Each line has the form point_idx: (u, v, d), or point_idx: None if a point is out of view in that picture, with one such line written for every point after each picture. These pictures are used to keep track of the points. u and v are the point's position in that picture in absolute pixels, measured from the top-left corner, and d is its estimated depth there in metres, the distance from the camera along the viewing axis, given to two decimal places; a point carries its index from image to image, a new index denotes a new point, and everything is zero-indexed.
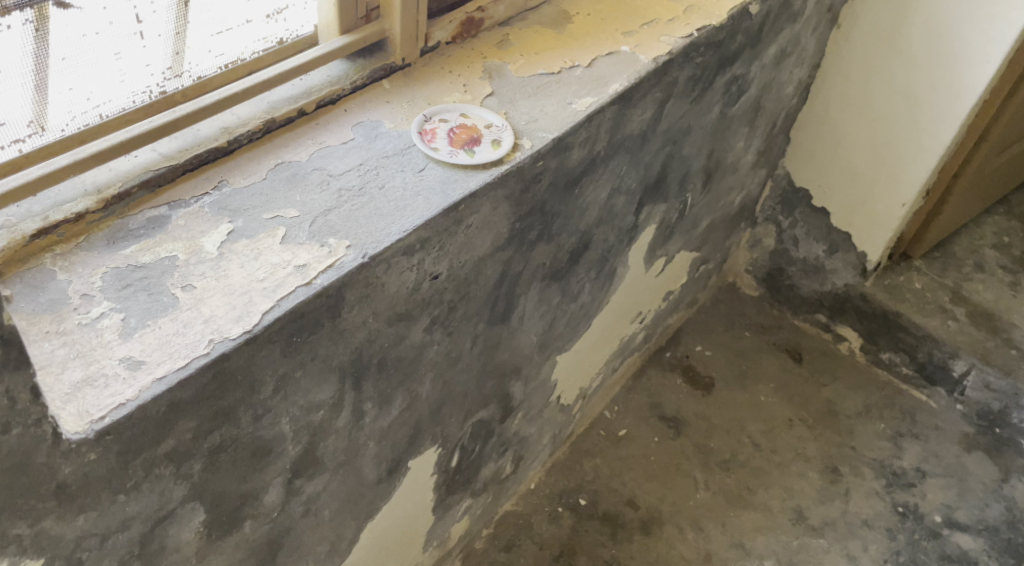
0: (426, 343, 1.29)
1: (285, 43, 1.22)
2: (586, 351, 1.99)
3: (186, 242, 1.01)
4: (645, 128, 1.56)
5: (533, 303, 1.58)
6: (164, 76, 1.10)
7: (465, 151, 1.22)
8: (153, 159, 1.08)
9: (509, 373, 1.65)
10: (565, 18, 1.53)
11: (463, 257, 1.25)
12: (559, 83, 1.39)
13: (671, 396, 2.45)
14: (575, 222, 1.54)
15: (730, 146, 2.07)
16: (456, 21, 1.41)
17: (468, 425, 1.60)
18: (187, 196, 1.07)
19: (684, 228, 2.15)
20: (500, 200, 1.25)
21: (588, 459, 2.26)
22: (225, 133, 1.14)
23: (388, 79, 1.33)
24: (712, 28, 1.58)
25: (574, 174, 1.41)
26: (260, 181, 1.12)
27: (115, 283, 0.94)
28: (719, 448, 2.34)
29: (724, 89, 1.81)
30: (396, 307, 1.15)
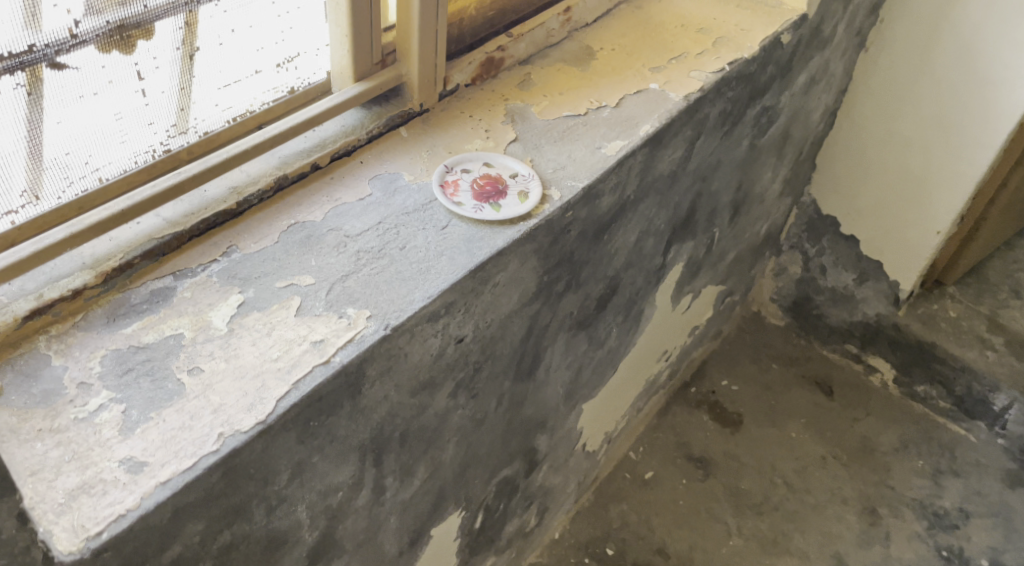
0: (450, 409, 1.20)
1: (296, 92, 1.18)
2: (612, 396, 1.89)
3: (193, 317, 0.93)
4: (675, 167, 1.48)
5: (560, 353, 1.49)
6: (169, 134, 1.06)
7: (490, 205, 1.14)
8: (156, 225, 1.00)
9: (535, 427, 1.56)
10: (588, 54, 1.46)
11: (489, 316, 1.16)
12: (587, 126, 1.30)
13: (698, 435, 2.35)
14: (603, 268, 1.45)
15: (758, 178, 1.99)
16: (476, 62, 1.33)
17: (492, 484, 1.51)
18: (194, 264, 0.99)
19: (712, 262, 2.04)
20: (528, 255, 1.16)
21: (615, 504, 2.16)
22: (235, 193, 1.07)
23: (406, 126, 1.25)
24: (744, 61, 1.50)
25: (603, 220, 1.33)
26: (272, 245, 1.04)
27: (115, 368, 0.86)
28: (750, 489, 2.24)
29: (754, 121, 1.72)
30: (419, 376, 1.07)
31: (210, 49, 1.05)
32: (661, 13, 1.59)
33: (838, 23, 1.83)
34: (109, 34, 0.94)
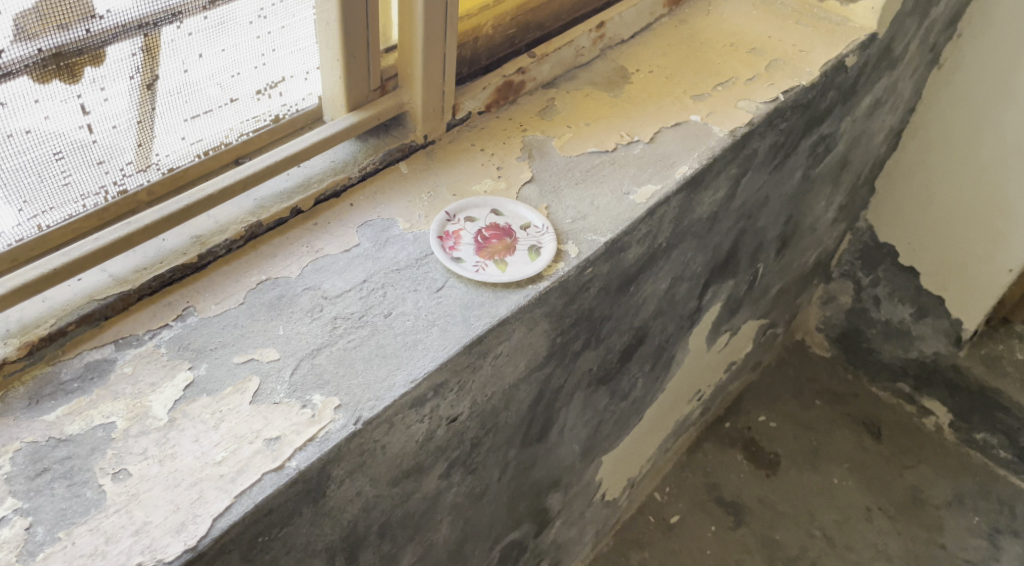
0: (443, 489, 1.05)
1: (281, 119, 1.04)
2: (637, 444, 1.72)
3: (130, 401, 0.80)
4: (716, 208, 1.30)
5: (577, 411, 1.32)
6: (125, 172, 0.92)
7: (495, 263, 0.98)
8: (101, 282, 0.87)
9: (545, 488, 1.40)
10: (621, 76, 1.29)
11: (490, 389, 1.01)
12: (614, 165, 1.14)
13: (731, 477, 2.17)
14: (629, 320, 1.27)
15: (810, 208, 1.79)
16: (493, 87, 1.16)
17: (496, 551, 1.37)
18: (139, 331, 0.86)
19: (754, 298, 1.85)
20: (537, 320, 1.00)
21: (636, 551, 2.00)
22: (197, 244, 0.92)
23: (407, 161, 1.09)
24: (801, 89, 1.31)
25: (630, 272, 1.16)
26: (236, 308, 0.89)
27: (27, 467, 0.74)
28: (786, 542, 2.06)
29: (809, 151, 1.53)
30: (400, 465, 0.92)
31: (174, 76, 0.90)
32: (708, 29, 1.41)
33: (910, 41, 1.63)
34: (44, 64, 0.80)
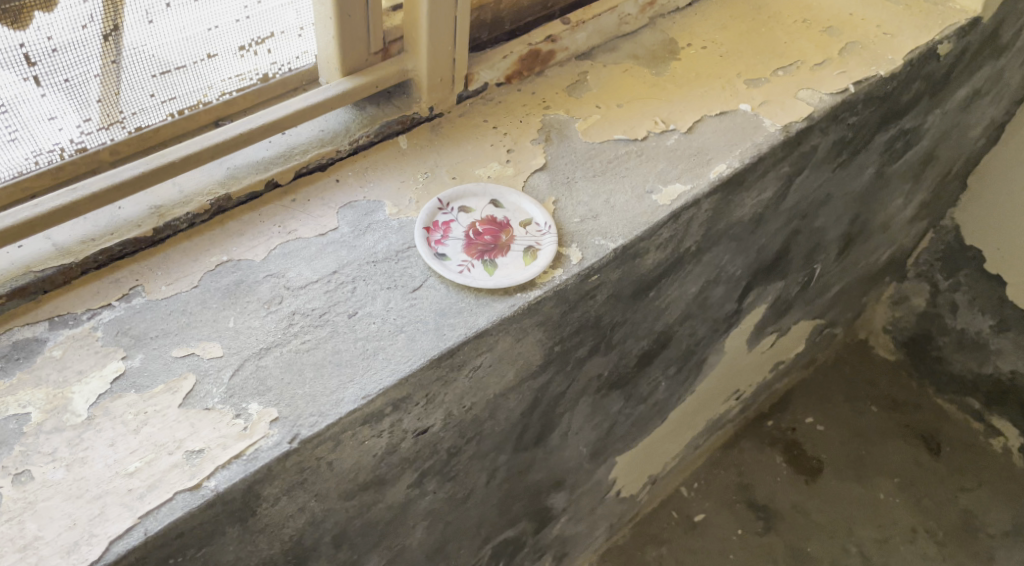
0: (413, 498, 0.96)
1: (269, 80, 0.94)
2: (660, 442, 1.59)
3: (51, 390, 0.74)
4: (762, 210, 1.16)
5: (584, 416, 1.21)
6: (84, 129, 0.84)
7: (483, 264, 0.88)
8: (43, 252, 0.80)
9: (546, 488, 1.30)
10: (669, 51, 1.15)
11: (469, 400, 0.91)
12: (641, 157, 1.01)
13: (767, 479, 2.01)
14: (649, 326, 1.15)
15: (884, 207, 1.61)
16: (516, 55, 1.05)
17: (486, 549, 1.27)
18: (77, 309, 0.79)
19: (809, 299, 1.69)
20: (527, 330, 0.89)
21: (653, 547, 1.87)
22: (155, 216, 0.84)
23: (407, 135, 0.99)
24: (877, 80, 1.14)
25: (647, 278, 1.03)
26: (187, 292, 0.81)
27: None
28: (817, 555, 1.90)
29: (884, 147, 1.36)
30: (355, 478, 0.84)
31: (137, 27, 0.81)
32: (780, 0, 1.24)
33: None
34: None
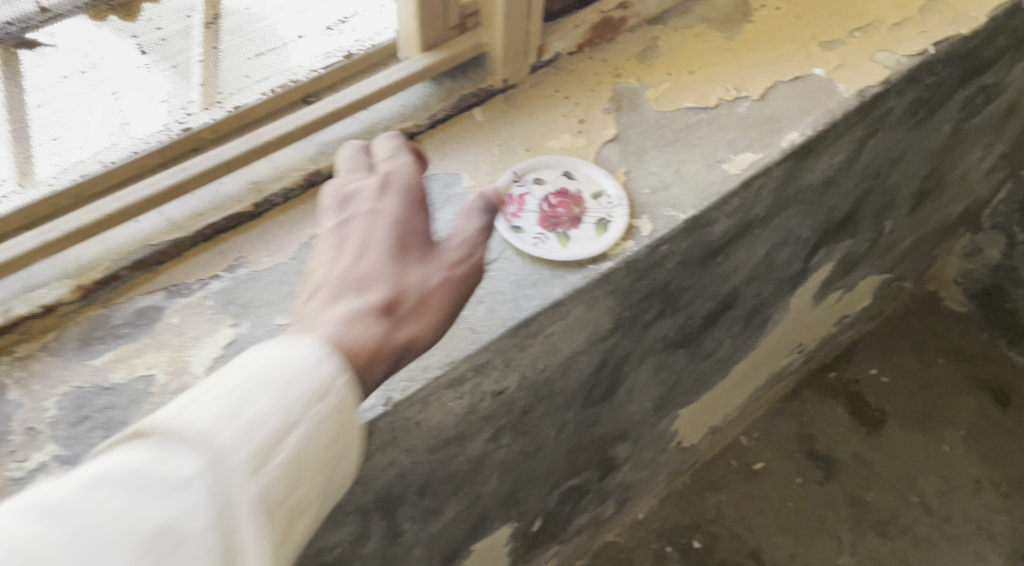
0: (489, 451, 1.03)
1: (353, 57, 0.99)
2: (723, 394, 1.63)
3: (172, 353, 0.81)
4: (833, 173, 1.17)
5: (649, 373, 1.25)
6: (188, 110, 0.90)
7: (556, 236, 0.92)
8: (157, 227, 0.88)
9: (612, 440, 1.36)
10: (742, 13, 1.15)
11: (543, 363, 0.97)
12: (712, 126, 1.03)
13: (827, 429, 2.03)
14: (715, 288, 1.19)
15: (961, 161, 1.58)
16: (587, 24, 1.07)
17: (554, 495, 1.35)
18: (189, 279, 0.86)
19: (878, 254, 1.69)
20: (599, 298, 0.94)
21: (712, 493, 1.92)
22: (254, 191, 0.91)
23: (482, 107, 1.03)
24: (958, 39, 1.12)
25: (714, 245, 1.06)
26: (286, 263, 0.88)
27: (70, 413, 0.77)
28: (878, 503, 1.92)
29: (963, 104, 1.33)
30: (439, 435, 0.91)
31: None
32: None
33: None
34: None
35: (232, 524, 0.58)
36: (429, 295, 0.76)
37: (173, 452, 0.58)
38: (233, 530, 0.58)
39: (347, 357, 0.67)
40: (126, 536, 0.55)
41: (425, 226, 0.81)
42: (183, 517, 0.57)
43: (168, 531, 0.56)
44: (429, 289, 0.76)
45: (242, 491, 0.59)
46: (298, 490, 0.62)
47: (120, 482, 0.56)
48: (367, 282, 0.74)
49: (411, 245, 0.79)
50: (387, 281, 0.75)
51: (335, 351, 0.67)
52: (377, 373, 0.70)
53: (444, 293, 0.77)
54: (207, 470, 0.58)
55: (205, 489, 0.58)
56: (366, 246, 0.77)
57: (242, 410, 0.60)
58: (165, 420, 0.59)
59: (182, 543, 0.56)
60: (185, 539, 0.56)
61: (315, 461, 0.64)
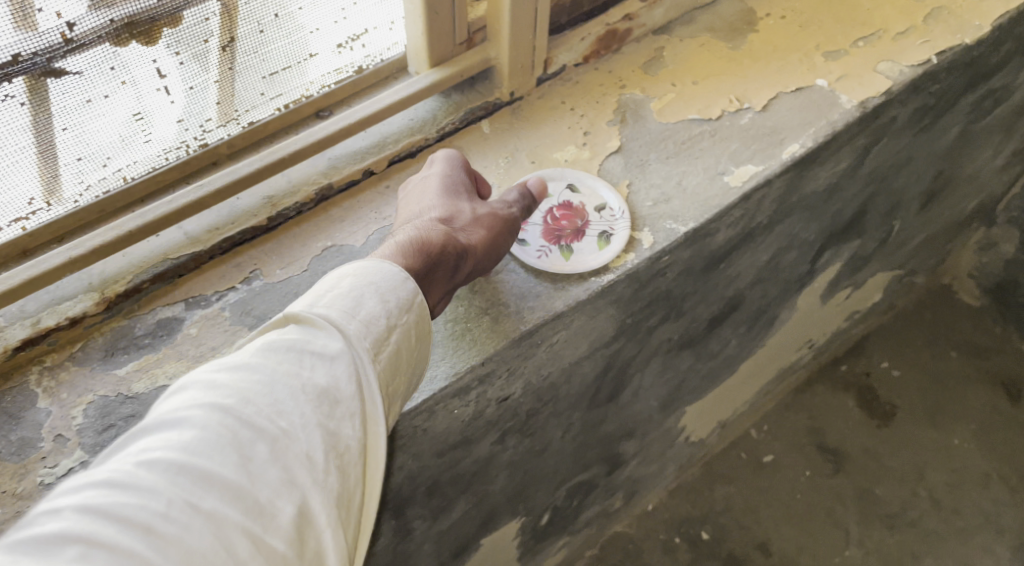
0: (496, 453, 1.07)
1: (364, 71, 1.01)
2: (731, 390, 1.66)
3: (192, 364, 0.86)
4: (837, 180, 1.19)
5: (654, 374, 1.28)
6: (205, 127, 0.93)
7: (559, 249, 0.95)
8: (175, 241, 0.92)
9: (619, 437, 1.39)
10: (747, 22, 1.17)
11: (547, 370, 1.00)
12: (715, 138, 1.05)
13: (838, 422, 1.94)
14: (719, 292, 1.21)
15: (972, 161, 1.58)
16: (593, 36, 1.09)
17: (562, 490, 1.38)
18: (207, 291, 0.91)
19: (888, 252, 1.70)
20: (601, 308, 0.97)
21: (721, 485, 1.85)
22: (268, 206, 0.95)
23: (490, 119, 1.06)
24: (962, 48, 1.14)
25: (717, 253, 1.09)
26: (299, 275, 0.92)
27: (96, 421, 0.82)
28: (886, 496, 1.84)
29: (971, 107, 1.34)
30: (447, 440, 0.95)
31: (250, 36, 0.88)
32: None
33: None
34: (117, 32, 0.80)
35: (367, 396, 0.68)
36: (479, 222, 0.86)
37: (319, 333, 0.67)
38: (369, 400, 0.68)
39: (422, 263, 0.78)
40: (299, 392, 0.63)
41: (469, 169, 0.93)
42: (335, 382, 0.65)
43: (330, 393, 0.65)
44: (479, 215, 0.87)
45: (373, 369, 0.69)
46: (400, 377, 0.73)
47: (286, 350, 0.65)
48: (426, 216, 0.85)
49: (460, 187, 0.90)
50: (440, 210, 0.86)
51: (399, 253, 0.78)
52: (440, 272, 0.81)
53: (491, 220, 0.87)
54: (348, 348, 0.68)
55: (349, 364, 0.67)
56: (420, 192, 0.89)
57: (364, 304, 0.70)
58: (308, 307, 0.69)
59: (339, 404, 0.65)
60: (338, 400, 0.65)
61: (414, 351, 0.74)
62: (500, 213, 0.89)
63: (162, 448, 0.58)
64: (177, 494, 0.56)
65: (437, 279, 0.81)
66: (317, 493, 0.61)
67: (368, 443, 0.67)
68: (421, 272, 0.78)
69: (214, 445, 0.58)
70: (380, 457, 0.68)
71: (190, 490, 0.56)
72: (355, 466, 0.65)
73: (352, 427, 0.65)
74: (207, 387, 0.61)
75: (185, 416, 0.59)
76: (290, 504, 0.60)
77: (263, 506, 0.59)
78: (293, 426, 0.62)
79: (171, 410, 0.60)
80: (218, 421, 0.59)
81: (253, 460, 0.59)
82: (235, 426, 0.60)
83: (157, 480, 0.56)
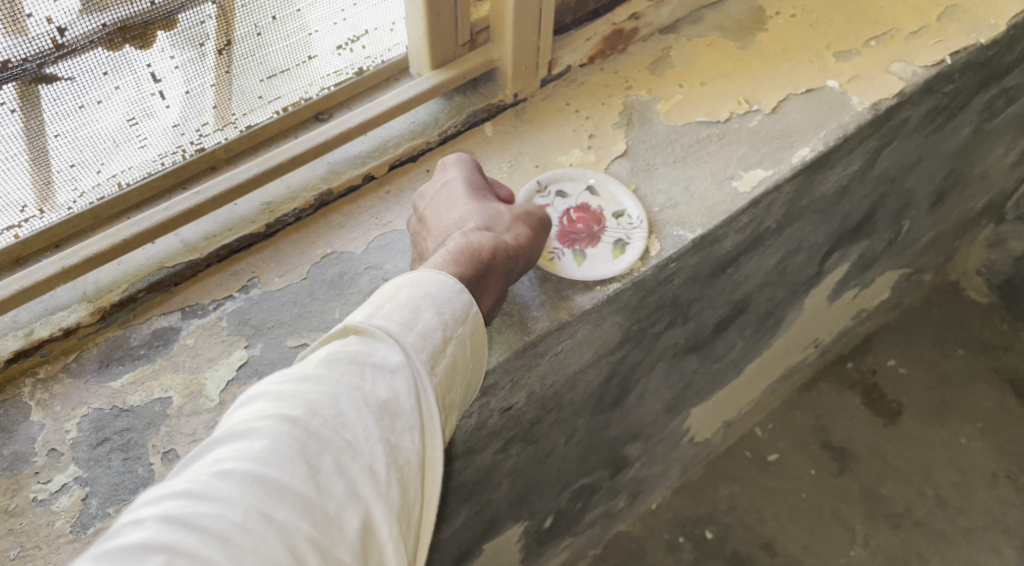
0: (499, 461, 1.05)
1: (364, 73, 0.99)
2: (736, 390, 1.64)
3: (187, 376, 0.84)
4: (847, 183, 1.16)
5: (659, 378, 1.27)
6: (202, 132, 0.91)
7: (573, 253, 0.94)
8: (172, 248, 0.90)
9: (623, 440, 1.37)
10: (756, 20, 1.14)
11: (550, 379, 0.98)
12: (723, 141, 1.03)
13: (843, 421, 1.85)
14: (726, 296, 1.19)
15: (983, 159, 1.55)
16: (599, 36, 1.07)
17: (565, 494, 1.37)
18: (204, 300, 0.89)
19: (897, 251, 1.68)
20: (606, 316, 0.95)
21: (725, 483, 1.78)
22: (266, 212, 0.93)
23: (493, 122, 1.04)
24: (977, 48, 1.11)
25: (725, 258, 1.07)
26: (297, 284, 0.90)
27: (90, 435, 0.81)
28: (891, 496, 1.75)
29: (984, 106, 1.31)
30: (448, 451, 0.93)
31: (247, 40, 0.86)
32: None
33: None
34: (110, 37, 0.78)
35: (426, 409, 0.66)
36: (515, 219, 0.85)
37: (379, 345, 0.66)
38: (427, 413, 0.66)
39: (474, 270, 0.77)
40: (363, 404, 0.62)
41: (487, 170, 0.91)
42: (396, 395, 0.63)
43: (392, 405, 0.63)
44: (513, 212, 0.86)
45: (430, 382, 0.67)
46: (455, 389, 0.71)
47: (349, 362, 0.63)
48: (463, 221, 0.83)
49: (484, 187, 0.88)
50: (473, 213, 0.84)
51: (452, 263, 0.76)
52: (494, 277, 0.79)
53: (529, 215, 0.86)
54: (407, 360, 0.66)
55: (409, 377, 0.65)
56: (446, 198, 0.86)
57: (420, 316, 0.68)
58: (366, 319, 0.67)
59: (400, 417, 0.63)
60: (399, 412, 0.63)
61: (468, 363, 0.72)
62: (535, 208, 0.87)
63: (235, 458, 0.56)
64: (253, 503, 0.54)
65: (490, 283, 0.79)
66: (380, 505, 0.60)
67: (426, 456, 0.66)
68: (472, 279, 0.76)
69: (284, 457, 0.57)
70: (439, 471, 0.66)
71: (263, 501, 0.55)
72: (415, 479, 0.63)
73: (414, 440, 0.63)
74: (275, 399, 0.60)
75: (254, 428, 0.58)
76: (357, 516, 0.58)
77: (331, 518, 0.57)
78: (358, 438, 0.60)
79: (241, 421, 0.59)
80: (288, 432, 0.58)
81: (321, 472, 0.58)
82: (304, 437, 0.58)
83: (232, 489, 0.55)
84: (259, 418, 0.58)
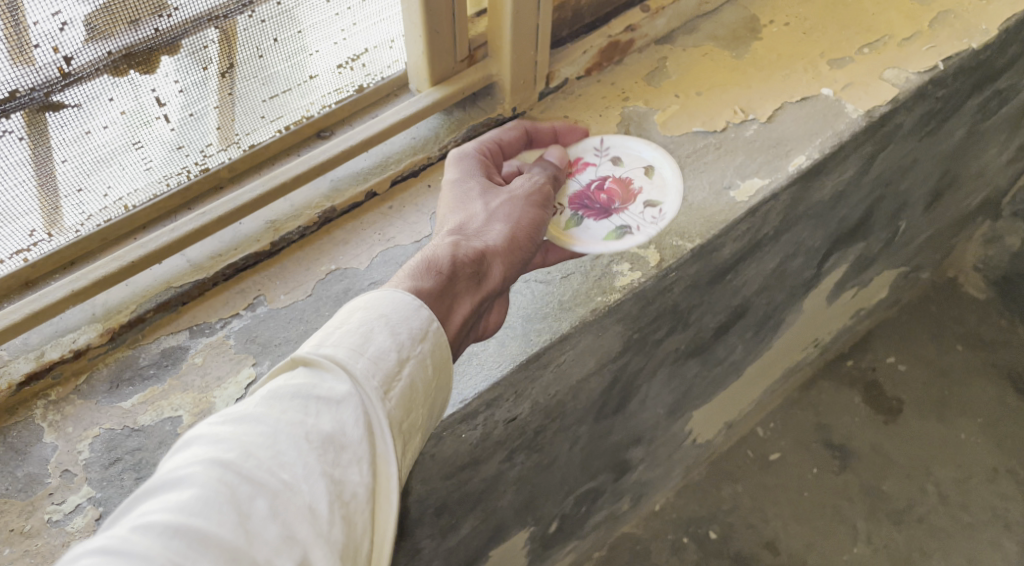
0: (503, 470, 1.07)
1: (365, 90, 1.00)
2: (737, 391, 1.65)
3: (197, 395, 0.85)
4: (843, 188, 1.18)
5: (661, 383, 1.28)
6: (206, 153, 0.92)
7: (570, 216, 0.97)
8: (178, 269, 0.91)
9: (626, 444, 1.38)
10: (750, 29, 1.16)
11: (554, 388, 1.00)
12: (720, 151, 1.04)
13: (846, 419, 1.86)
14: (725, 302, 1.20)
15: (978, 158, 1.57)
16: (596, 49, 1.08)
17: (570, 499, 1.38)
18: (211, 318, 0.90)
19: (894, 250, 1.69)
20: (608, 326, 0.97)
21: (729, 483, 1.79)
22: (271, 230, 0.94)
23: None
24: (969, 53, 1.12)
25: (723, 266, 1.08)
26: (303, 300, 0.91)
27: (103, 455, 0.82)
28: (893, 493, 1.76)
29: (978, 108, 1.33)
30: (454, 462, 0.94)
31: (250, 61, 0.87)
32: None
33: None
34: (115, 63, 0.79)
35: (377, 436, 0.67)
36: (495, 217, 0.85)
37: (327, 375, 0.66)
38: (379, 440, 0.67)
39: (439, 283, 0.76)
40: (303, 440, 0.62)
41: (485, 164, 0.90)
42: (341, 426, 0.64)
43: (336, 439, 0.64)
44: (494, 211, 0.85)
45: (384, 407, 0.67)
46: (418, 409, 0.71)
47: (291, 398, 0.64)
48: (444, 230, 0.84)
49: (470, 186, 0.87)
50: (452, 224, 0.84)
51: (417, 275, 0.77)
52: (464, 283, 0.79)
53: (509, 207, 0.85)
54: (356, 389, 0.66)
55: (357, 407, 0.66)
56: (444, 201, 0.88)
57: (372, 340, 0.69)
58: (315, 347, 0.68)
59: (345, 450, 0.64)
60: (345, 445, 0.64)
61: (430, 385, 0.72)
62: (518, 196, 0.87)
63: (162, 510, 0.57)
64: (173, 557, 0.55)
65: (462, 292, 0.78)
66: (321, 546, 0.60)
67: (380, 484, 0.66)
68: (438, 291, 0.76)
69: (213, 504, 0.57)
70: (393, 498, 0.66)
71: (185, 552, 0.55)
72: (363, 513, 0.64)
73: (361, 472, 0.64)
74: (210, 442, 0.61)
75: (183, 476, 0.59)
76: (291, 559, 0.59)
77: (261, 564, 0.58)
78: (296, 477, 0.61)
79: (173, 468, 0.60)
80: (219, 477, 0.59)
81: (252, 518, 0.58)
82: (236, 481, 0.59)
83: (151, 544, 0.55)
84: (188, 465, 0.59)
